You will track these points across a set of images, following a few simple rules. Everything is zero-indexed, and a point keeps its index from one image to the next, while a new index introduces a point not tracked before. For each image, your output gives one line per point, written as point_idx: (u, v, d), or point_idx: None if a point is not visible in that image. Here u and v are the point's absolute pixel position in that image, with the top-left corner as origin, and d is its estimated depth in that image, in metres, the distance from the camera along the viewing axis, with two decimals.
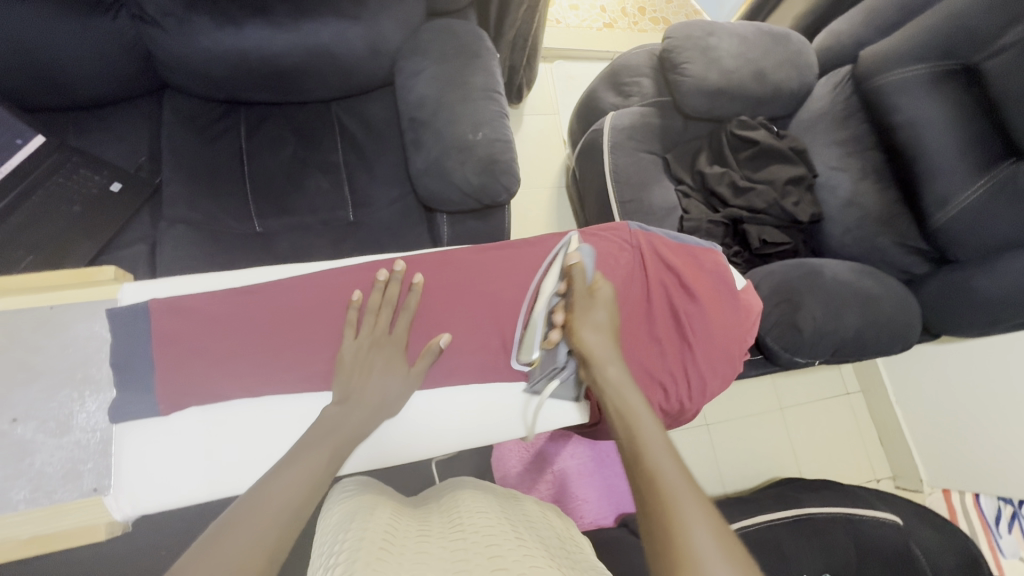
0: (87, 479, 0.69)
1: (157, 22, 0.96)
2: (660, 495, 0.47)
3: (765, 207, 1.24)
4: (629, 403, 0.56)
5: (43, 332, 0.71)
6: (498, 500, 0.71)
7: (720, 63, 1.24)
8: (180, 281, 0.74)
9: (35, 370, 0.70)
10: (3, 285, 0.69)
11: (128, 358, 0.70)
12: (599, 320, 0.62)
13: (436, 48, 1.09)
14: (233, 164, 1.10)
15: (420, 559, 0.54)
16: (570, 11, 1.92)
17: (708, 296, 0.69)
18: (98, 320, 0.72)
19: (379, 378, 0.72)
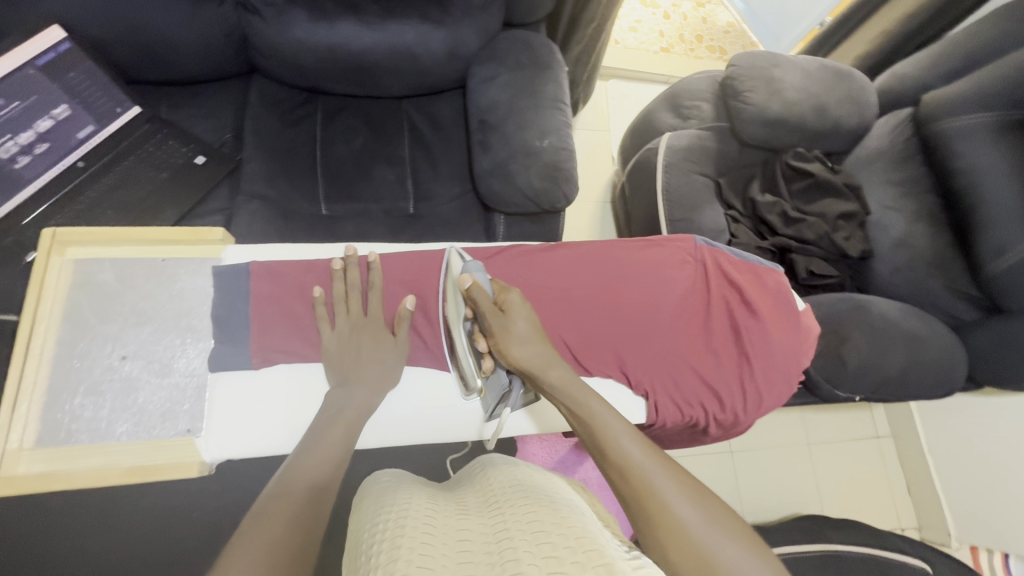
0: (182, 420, 0.73)
1: (258, 10, 1.02)
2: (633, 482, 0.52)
3: (815, 238, 1.25)
4: (579, 397, 0.59)
5: (155, 281, 0.77)
6: (531, 471, 0.69)
7: (783, 94, 1.26)
8: (275, 250, 0.80)
9: (145, 313, 0.75)
10: (124, 234, 0.76)
11: (226, 313, 0.74)
12: (519, 331, 0.62)
13: (511, 57, 1.14)
14: (308, 149, 1.15)
15: (460, 537, 0.52)
16: (630, 34, 1.97)
17: (770, 313, 0.70)
18: (202, 275, 0.78)
19: (371, 356, 0.73)
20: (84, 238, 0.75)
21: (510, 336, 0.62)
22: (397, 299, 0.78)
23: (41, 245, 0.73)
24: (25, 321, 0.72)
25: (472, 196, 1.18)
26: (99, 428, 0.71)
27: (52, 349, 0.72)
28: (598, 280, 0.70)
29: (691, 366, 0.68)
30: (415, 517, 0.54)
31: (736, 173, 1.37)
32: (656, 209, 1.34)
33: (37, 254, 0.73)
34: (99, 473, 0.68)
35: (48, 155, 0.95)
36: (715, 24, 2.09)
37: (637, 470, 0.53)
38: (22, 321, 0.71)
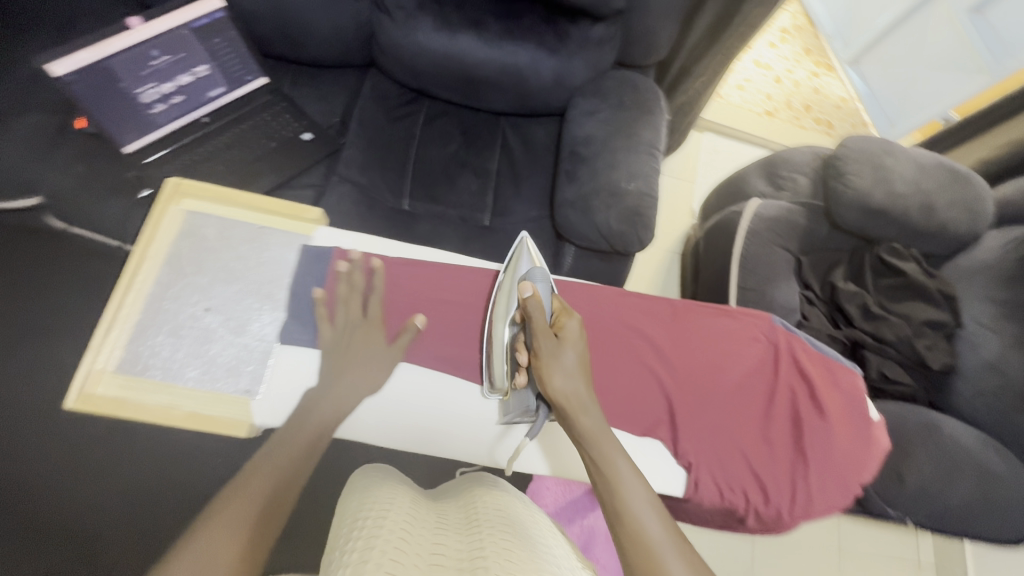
0: (243, 380, 0.76)
1: (390, 13, 1.10)
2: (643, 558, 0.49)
3: (893, 340, 1.16)
4: (602, 450, 0.56)
5: (248, 245, 0.82)
6: (517, 501, 0.69)
7: (889, 184, 1.19)
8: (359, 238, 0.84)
9: (233, 273, 0.81)
10: (237, 199, 0.84)
11: (303, 291, 0.79)
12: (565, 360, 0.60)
13: (615, 96, 1.15)
14: (403, 145, 1.21)
15: (433, 547, 0.53)
16: (735, 91, 1.95)
17: (837, 416, 0.65)
18: (290, 249, 0.83)
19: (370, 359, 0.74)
20: (199, 193, 0.83)
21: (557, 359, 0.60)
22: (396, 292, 0.79)
23: (163, 193, 0.82)
24: (134, 257, 0.79)
25: (547, 221, 1.19)
26: (170, 369, 0.75)
27: (149, 287, 0.78)
28: (661, 338, 0.67)
29: (742, 451, 0.63)
30: (394, 523, 0.54)
31: (821, 254, 1.30)
32: (728, 273, 1.30)
33: (159, 198, 0.81)
34: (164, 412, 0.73)
35: (181, 106, 1.06)
36: (827, 96, 2.02)
37: (650, 544, 0.50)
38: (131, 256, 0.79)
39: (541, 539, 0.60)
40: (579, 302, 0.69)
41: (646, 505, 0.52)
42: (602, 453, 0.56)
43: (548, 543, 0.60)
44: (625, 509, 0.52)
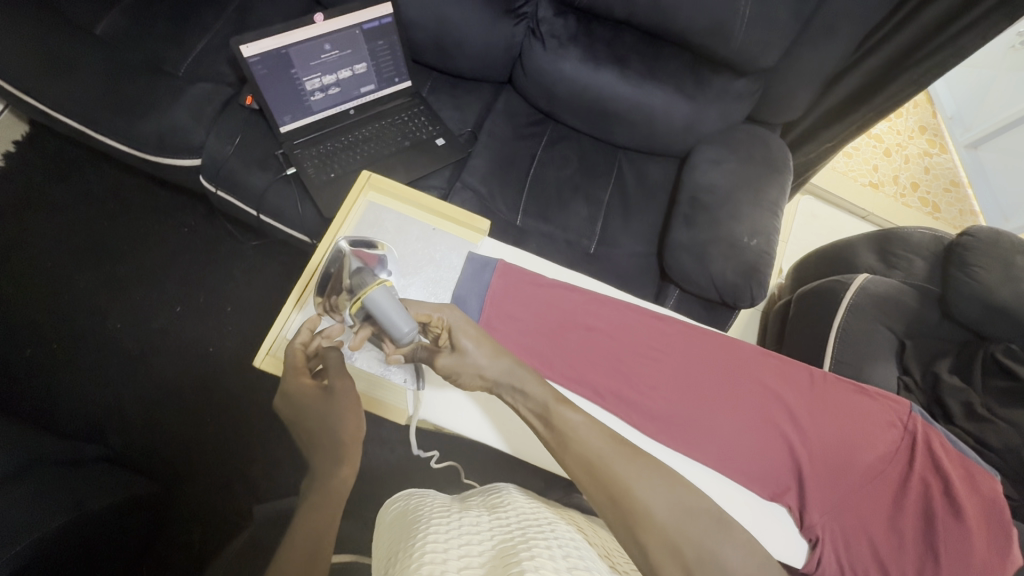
0: (402, 370, 0.76)
1: (543, 39, 1.16)
2: (604, 484, 0.56)
3: (1001, 448, 1.10)
4: (537, 403, 0.63)
5: (422, 245, 0.78)
6: (548, 513, 0.73)
7: (1019, 284, 1.15)
8: (507, 250, 0.79)
9: (407, 269, 0.76)
10: (418, 197, 0.80)
11: (466, 296, 0.73)
12: (470, 354, 0.64)
13: (744, 149, 1.16)
14: (525, 163, 1.24)
15: (465, 555, 0.58)
16: (842, 157, 1.91)
17: (974, 516, 0.63)
18: (457, 256, 0.78)
19: (324, 420, 0.67)
20: (390, 187, 0.80)
21: (461, 354, 0.65)
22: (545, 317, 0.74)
23: (356, 182, 0.81)
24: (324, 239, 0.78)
25: (653, 259, 1.20)
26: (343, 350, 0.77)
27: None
28: (798, 404, 0.68)
29: (867, 532, 0.62)
30: (432, 539, 0.60)
31: (929, 342, 1.24)
32: (824, 344, 1.26)
33: (353, 187, 0.80)
34: None
35: (335, 97, 1.13)
36: (937, 177, 1.96)
37: (601, 465, 0.57)
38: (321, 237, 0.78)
39: (579, 546, 0.62)
40: (719, 355, 0.71)
41: (583, 429, 0.59)
42: (537, 405, 0.62)
43: (573, 543, 0.62)
44: (571, 450, 0.59)
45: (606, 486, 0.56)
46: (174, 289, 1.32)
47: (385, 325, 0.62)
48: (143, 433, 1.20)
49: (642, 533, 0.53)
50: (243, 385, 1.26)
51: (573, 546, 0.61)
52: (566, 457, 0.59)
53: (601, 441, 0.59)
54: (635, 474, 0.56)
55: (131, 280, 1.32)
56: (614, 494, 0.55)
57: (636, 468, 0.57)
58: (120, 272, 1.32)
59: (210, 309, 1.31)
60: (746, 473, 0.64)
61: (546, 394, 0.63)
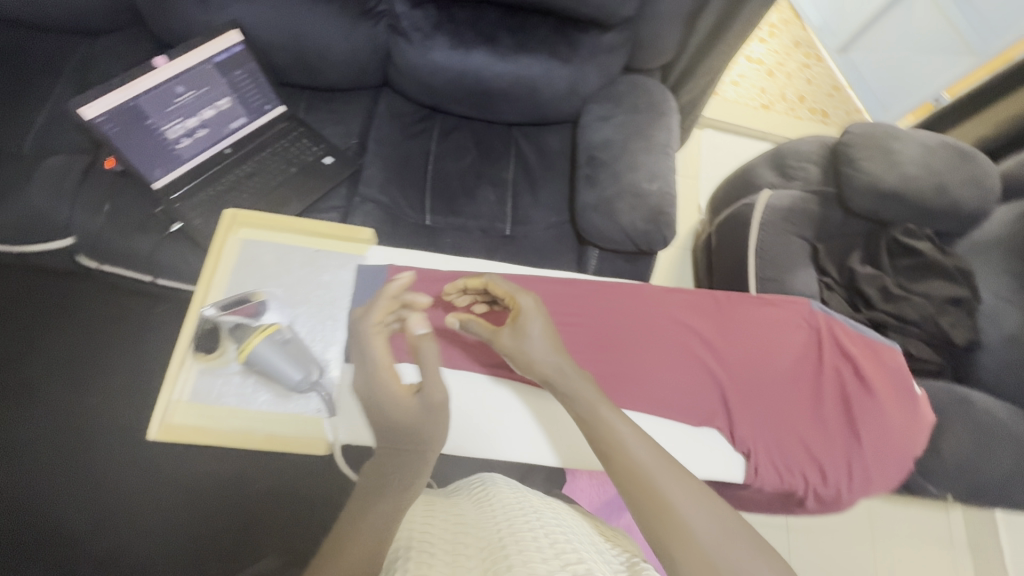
0: (313, 400, 0.72)
1: (406, 35, 1.12)
2: (644, 496, 0.54)
3: (918, 319, 1.19)
4: (586, 411, 0.61)
5: (307, 270, 0.79)
6: (534, 498, 0.73)
7: (901, 167, 1.23)
8: (394, 253, 0.83)
9: (296, 298, 0.77)
10: (292, 223, 0.80)
11: (361, 307, 0.76)
12: (533, 337, 0.65)
13: (628, 100, 1.18)
14: (422, 161, 1.22)
15: (456, 550, 0.57)
16: (731, 87, 1.98)
17: (884, 390, 0.68)
18: (346, 271, 0.80)
19: (410, 426, 0.65)
20: (258, 221, 0.80)
21: (521, 338, 0.66)
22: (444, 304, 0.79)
23: (221, 224, 0.79)
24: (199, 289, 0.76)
25: (568, 226, 1.21)
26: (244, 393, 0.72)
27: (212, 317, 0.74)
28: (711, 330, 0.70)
29: (798, 432, 0.66)
30: (415, 535, 0.58)
31: (837, 241, 1.32)
32: (746, 265, 1.32)
33: (218, 230, 0.78)
34: (243, 436, 0.69)
35: (206, 139, 1.08)
36: (819, 86, 2.07)
37: (645, 480, 0.55)
38: (196, 288, 0.76)
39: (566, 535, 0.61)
40: (627, 300, 0.72)
41: (632, 441, 0.58)
42: (586, 407, 0.61)
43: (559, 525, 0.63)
44: (613, 458, 0.57)
45: (646, 503, 0.54)
46: (91, 377, 1.24)
47: (274, 372, 0.68)
48: (93, 535, 1.13)
49: (679, 547, 0.51)
50: (191, 457, 1.20)
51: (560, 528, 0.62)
52: (609, 466, 0.57)
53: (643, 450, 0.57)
54: (682, 493, 0.54)
55: (41, 380, 1.23)
56: (653, 507, 0.53)
57: (682, 487, 0.55)
58: (26, 375, 1.23)
59: (133, 389, 1.23)
60: (674, 407, 0.66)
61: (594, 400, 0.62)
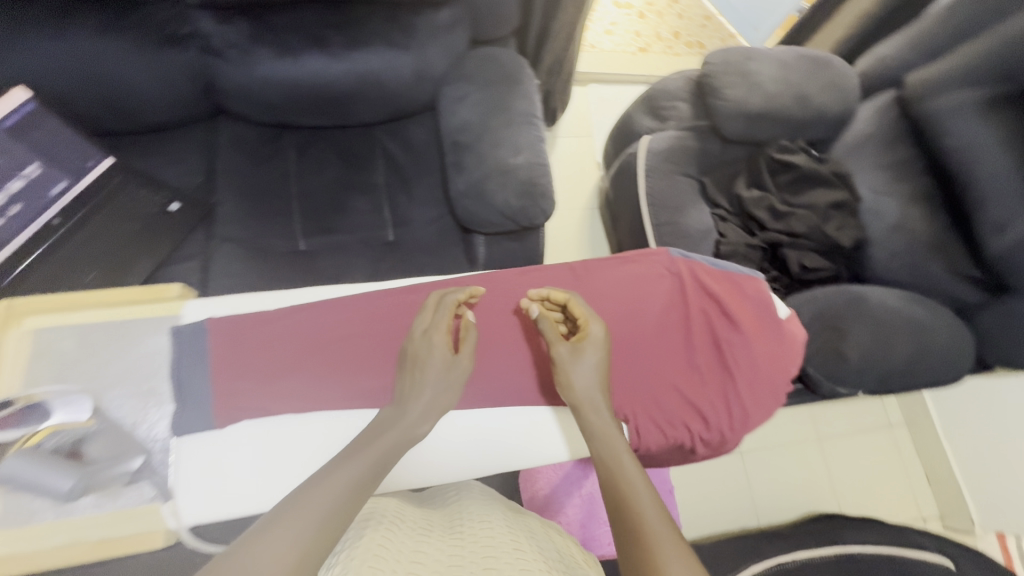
0: (149, 488, 0.71)
1: (221, 53, 1.02)
2: (633, 543, 0.49)
3: (806, 231, 1.21)
4: (611, 454, 0.58)
5: (115, 345, 0.76)
6: (495, 509, 0.79)
7: (761, 87, 1.23)
8: (231, 301, 0.76)
9: (106, 380, 0.76)
10: (87, 299, 0.75)
11: (185, 377, 0.69)
12: (586, 365, 0.64)
13: (481, 75, 1.11)
14: (282, 185, 1.14)
15: (418, 550, 0.63)
16: (605, 36, 1.95)
17: (750, 323, 0.70)
18: (163, 336, 0.78)
19: (432, 381, 0.66)
20: (46, 307, 0.75)
21: (575, 366, 0.64)
22: (289, 343, 0.72)
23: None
24: None
25: (450, 218, 1.17)
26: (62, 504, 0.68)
27: None
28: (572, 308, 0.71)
29: (675, 385, 0.67)
30: (378, 533, 0.63)
31: (719, 173, 1.34)
32: (640, 214, 1.32)
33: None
34: (65, 551, 0.66)
35: (20, 216, 0.90)
36: (691, 18, 2.07)
37: (644, 535, 0.50)
38: None
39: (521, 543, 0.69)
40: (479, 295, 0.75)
41: (641, 489, 0.53)
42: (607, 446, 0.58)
43: (513, 530, 0.73)
44: (626, 511, 0.52)
45: (633, 556, 0.48)
46: None
47: (47, 485, 0.64)
48: None
49: None
50: None
51: (515, 534, 0.72)
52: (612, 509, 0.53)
53: (654, 517, 0.51)
54: (677, 556, 0.47)
55: None
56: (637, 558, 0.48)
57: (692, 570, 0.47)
58: None
59: None
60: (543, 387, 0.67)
61: (620, 451, 0.58)
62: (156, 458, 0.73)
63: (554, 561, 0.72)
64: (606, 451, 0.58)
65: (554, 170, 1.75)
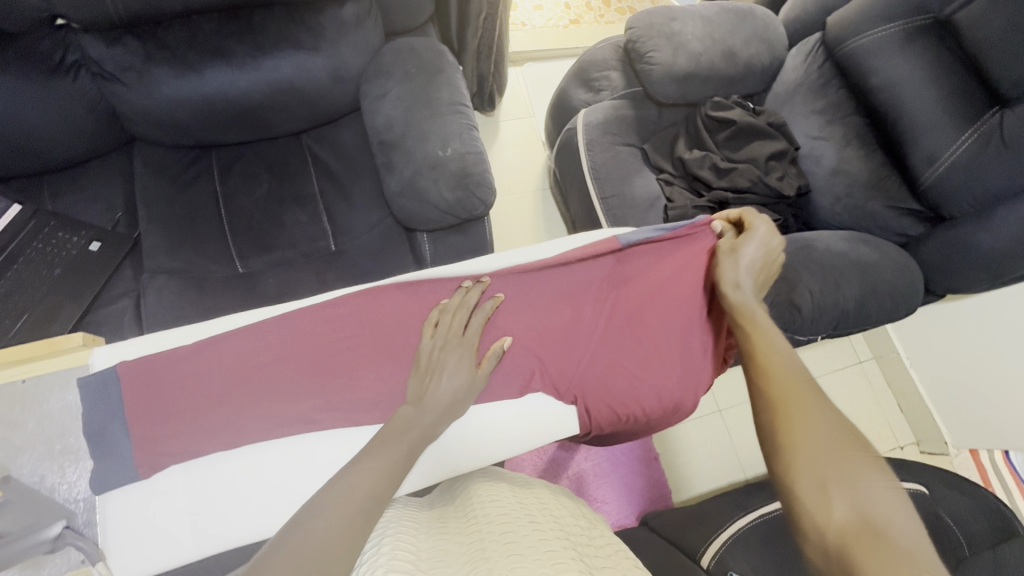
0: (74, 552, 0.67)
1: (117, 78, 0.97)
2: (773, 382, 0.62)
3: (749, 185, 1.21)
4: (750, 317, 0.71)
5: (17, 408, 0.70)
6: (506, 485, 0.78)
7: (686, 47, 1.23)
8: (156, 339, 0.73)
9: (13, 445, 0.70)
10: None
11: (102, 427, 0.67)
12: (745, 258, 0.76)
13: (399, 68, 1.07)
14: (210, 208, 1.09)
15: (442, 557, 0.62)
16: (535, 12, 1.91)
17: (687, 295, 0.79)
18: (71, 390, 0.72)
19: (446, 387, 0.69)
20: None
21: (735, 261, 0.76)
22: (217, 374, 0.68)
23: None
24: None
25: (392, 219, 1.13)
26: None
27: None
28: (519, 296, 0.78)
29: (626, 366, 0.78)
30: (400, 544, 0.61)
31: (660, 137, 1.33)
32: (587, 189, 1.30)
33: None
34: None
35: None
36: None
37: (783, 379, 0.62)
38: None
39: (541, 525, 0.67)
40: (423, 299, 0.75)
41: (776, 348, 0.66)
42: (749, 313, 0.72)
43: (528, 507, 0.73)
44: (763, 356, 0.66)
45: (776, 392, 0.61)
46: None
47: None
48: None
49: (799, 431, 0.56)
50: None
51: (532, 511, 0.72)
52: (752, 358, 0.66)
53: (789, 363, 0.64)
54: (812, 395, 0.60)
55: None
56: (777, 393, 0.61)
57: (815, 394, 0.61)
58: None
59: None
60: (504, 376, 0.76)
61: (759, 317, 0.71)
62: (80, 520, 0.69)
63: (575, 537, 0.70)
64: (745, 316, 0.72)
65: (500, 155, 1.71)
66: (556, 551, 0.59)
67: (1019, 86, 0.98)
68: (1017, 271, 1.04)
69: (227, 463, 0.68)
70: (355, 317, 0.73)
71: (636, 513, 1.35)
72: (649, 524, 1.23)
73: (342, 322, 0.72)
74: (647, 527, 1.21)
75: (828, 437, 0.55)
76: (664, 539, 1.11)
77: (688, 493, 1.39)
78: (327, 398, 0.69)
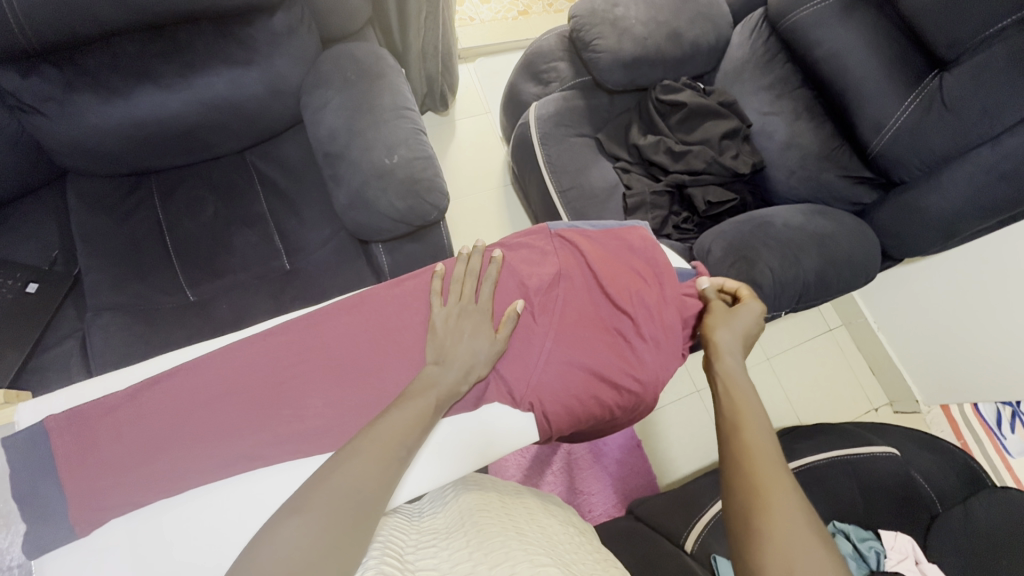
0: None
1: (37, 109, 0.92)
2: (749, 469, 0.59)
3: (704, 167, 1.21)
4: (739, 389, 0.69)
5: None
6: (493, 498, 0.77)
7: (631, 32, 1.22)
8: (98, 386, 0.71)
9: None
10: None
11: (43, 482, 0.64)
12: (737, 326, 0.78)
13: (338, 76, 1.04)
14: (154, 236, 1.05)
15: (434, 560, 0.61)
16: (483, 6, 1.87)
17: (623, 291, 0.81)
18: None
19: (459, 346, 0.71)
20: None
21: (727, 325, 0.78)
22: (170, 414, 0.68)
23: None
24: None
25: (346, 232, 1.11)
26: None
27: None
28: (514, 268, 0.81)
29: (580, 363, 0.77)
30: (392, 546, 0.61)
31: (614, 125, 1.32)
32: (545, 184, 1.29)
33: None
34: None
35: None
36: None
37: (760, 466, 0.59)
38: None
39: (527, 536, 0.66)
40: (374, 317, 0.76)
41: (758, 431, 0.63)
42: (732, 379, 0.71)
43: (517, 519, 0.72)
44: (745, 436, 0.63)
45: (750, 480, 0.58)
46: None
47: None
48: None
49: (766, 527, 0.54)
50: None
51: (521, 523, 0.71)
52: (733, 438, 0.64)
53: (771, 453, 0.61)
54: (788, 490, 0.57)
55: None
56: (751, 482, 0.58)
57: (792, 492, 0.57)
58: None
59: None
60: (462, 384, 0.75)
61: (745, 390, 0.69)
62: None
63: (560, 544, 0.69)
64: (731, 386, 0.70)
65: (458, 154, 1.69)
66: (541, 560, 0.58)
67: (955, 48, 0.99)
68: (968, 231, 1.06)
69: (179, 509, 0.66)
70: (306, 344, 0.73)
71: (622, 503, 1.35)
72: (634, 513, 1.23)
73: (296, 348, 0.73)
74: (632, 517, 1.20)
75: (797, 542, 0.52)
76: (648, 525, 1.12)
77: (672, 476, 1.41)
78: (277, 430, 0.69)
